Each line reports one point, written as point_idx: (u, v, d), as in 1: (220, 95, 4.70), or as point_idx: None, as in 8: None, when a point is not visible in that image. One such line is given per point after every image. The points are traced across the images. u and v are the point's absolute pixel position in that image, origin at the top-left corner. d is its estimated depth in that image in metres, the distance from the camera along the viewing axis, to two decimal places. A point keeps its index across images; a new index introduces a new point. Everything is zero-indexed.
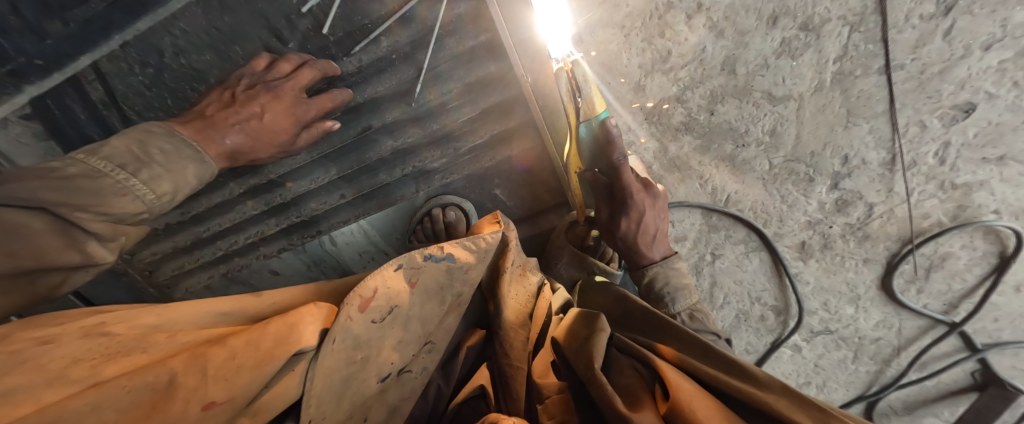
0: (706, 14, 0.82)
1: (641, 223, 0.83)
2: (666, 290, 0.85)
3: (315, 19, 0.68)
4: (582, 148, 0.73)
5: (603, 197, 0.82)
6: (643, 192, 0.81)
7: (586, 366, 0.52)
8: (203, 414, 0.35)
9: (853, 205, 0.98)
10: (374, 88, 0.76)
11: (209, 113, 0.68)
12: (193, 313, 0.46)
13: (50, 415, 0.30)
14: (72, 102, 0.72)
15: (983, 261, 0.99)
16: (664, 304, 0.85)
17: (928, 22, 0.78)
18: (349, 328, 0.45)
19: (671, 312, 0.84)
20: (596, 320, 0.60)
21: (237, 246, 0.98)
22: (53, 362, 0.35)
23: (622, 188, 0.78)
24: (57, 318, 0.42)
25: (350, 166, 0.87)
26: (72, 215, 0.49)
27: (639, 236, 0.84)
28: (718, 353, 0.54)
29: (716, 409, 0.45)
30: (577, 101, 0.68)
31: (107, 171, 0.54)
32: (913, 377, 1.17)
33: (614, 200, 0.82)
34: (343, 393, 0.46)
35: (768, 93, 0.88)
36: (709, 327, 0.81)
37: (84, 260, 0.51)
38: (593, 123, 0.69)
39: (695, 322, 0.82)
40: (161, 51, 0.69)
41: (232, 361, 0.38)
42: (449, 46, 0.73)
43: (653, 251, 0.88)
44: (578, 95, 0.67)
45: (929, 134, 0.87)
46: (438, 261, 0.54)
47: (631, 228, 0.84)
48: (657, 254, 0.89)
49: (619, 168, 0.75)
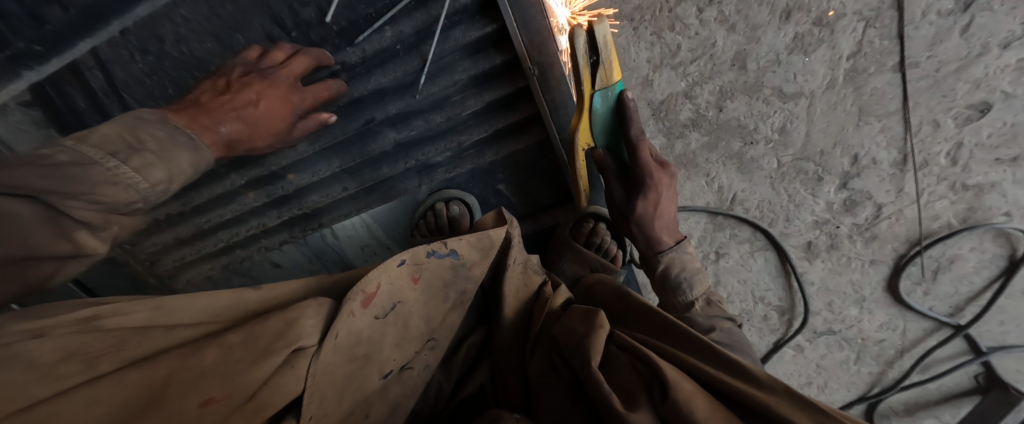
0: (717, 7, 0.79)
1: (657, 205, 0.83)
2: (682, 276, 0.86)
3: (319, 8, 0.66)
4: (596, 121, 0.72)
5: (617, 178, 0.83)
6: (660, 170, 0.80)
7: (583, 363, 0.50)
8: (200, 411, 0.35)
9: (861, 206, 0.96)
10: (378, 79, 0.75)
11: (202, 101, 0.65)
12: (190, 306, 0.45)
13: (47, 411, 0.31)
14: (70, 89, 0.70)
15: (991, 264, 0.97)
16: (680, 292, 0.86)
17: (946, 18, 0.75)
18: (352, 323, 0.44)
19: (687, 299, 0.86)
20: (594, 316, 0.58)
21: (238, 237, 0.98)
22: (45, 356, 0.34)
23: (639, 167, 0.78)
24: (50, 308, 0.41)
25: (353, 158, 0.85)
26: (63, 203, 0.45)
27: (655, 220, 0.85)
28: (719, 353, 0.52)
29: (713, 411, 0.43)
30: (597, 63, 0.66)
31: (97, 158, 0.49)
32: (914, 379, 1.18)
33: (626, 181, 0.83)
34: (345, 390, 0.45)
35: (778, 90, 0.86)
36: (723, 314, 0.83)
37: (74, 250, 0.48)
38: (608, 93, 0.70)
39: (710, 307, 0.84)
40: (162, 39, 0.67)
41: (231, 357, 0.38)
42: (455, 37, 0.71)
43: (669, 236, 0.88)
44: (597, 54, 0.65)
45: (942, 133, 0.86)
46: (442, 257, 0.52)
47: (648, 211, 0.84)
48: (667, 242, 0.88)
49: (635, 143, 0.75)
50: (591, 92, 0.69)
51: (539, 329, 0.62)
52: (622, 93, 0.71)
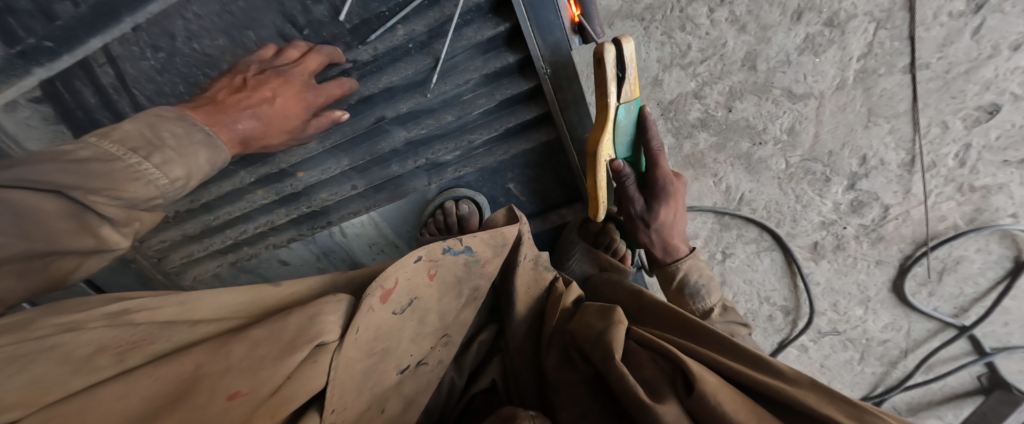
0: (728, 8, 0.79)
1: (675, 212, 0.84)
2: (701, 282, 0.87)
3: (331, 5, 0.66)
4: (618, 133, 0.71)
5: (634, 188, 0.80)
6: (675, 179, 0.82)
7: (604, 357, 0.50)
8: (227, 405, 0.35)
9: (868, 206, 0.96)
10: (388, 77, 0.74)
11: (219, 98, 0.65)
12: (214, 301, 0.46)
13: (80, 401, 0.31)
14: (81, 85, 0.70)
15: (997, 266, 0.97)
16: (699, 298, 0.86)
17: (957, 20, 0.75)
18: (371, 318, 0.44)
19: (706, 305, 0.86)
20: (612, 312, 0.57)
21: (246, 235, 0.97)
22: (79, 349, 0.35)
23: (659, 176, 0.78)
24: (80, 303, 0.42)
25: (362, 156, 0.85)
26: (86, 198, 0.45)
27: (672, 226, 0.86)
28: (741, 349, 0.52)
29: (741, 403, 0.43)
30: (623, 79, 0.65)
31: (119, 154, 0.49)
32: (918, 379, 1.18)
33: (644, 190, 0.83)
34: (364, 384, 0.45)
35: (788, 90, 0.86)
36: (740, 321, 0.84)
37: (97, 245, 0.48)
38: (631, 107, 0.69)
39: (727, 314, 0.85)
40: (173, 35, 0.67)
41: (256, 351, 0.38)
42: (467, 36, 0.71)
43: (682, 244, 0.89)
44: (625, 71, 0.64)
45: (950, 135, 0.86)
46: (456, 254, 0.52)
47: (666, 218, 0.84)
48: (681, 249, 0.89)
49: (655, 154, 0.76)
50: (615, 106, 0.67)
51: (554, 327, 0.62)
52: (642, 108, 0.72)
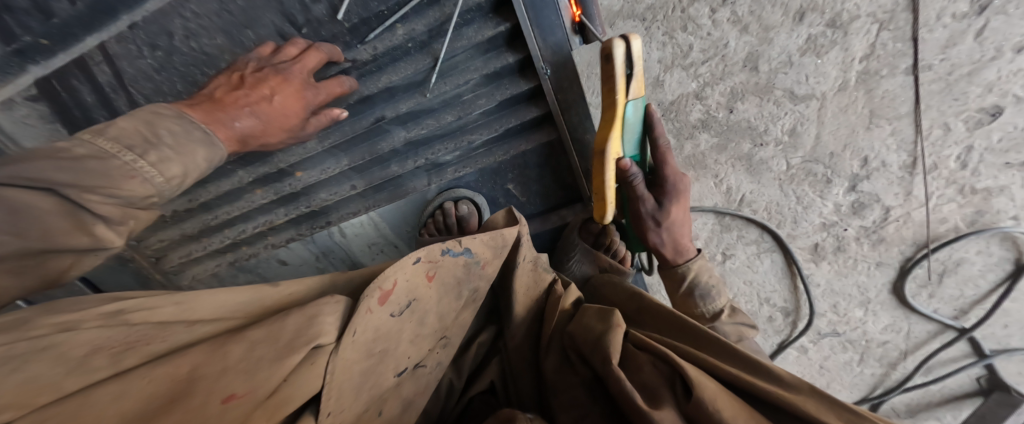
0: (730, 8, 0.79)
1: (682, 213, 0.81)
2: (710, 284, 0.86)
3: (330, 4, 0.65)
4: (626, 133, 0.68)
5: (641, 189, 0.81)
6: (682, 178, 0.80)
7: (603, 361, 0.50)
8: (223, 408, 0.35)
9: (869, 208, 0.96)
10: (388, 77, 0.74)
11: (217, 96, 0.64)
12: (212, 303, 0.45)
13: (73, 402, 0.31)
14: (78, 83, 0.70)
15: (997, 268, 0.97)
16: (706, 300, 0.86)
17: (960, 21, 0.74)
18: (370, 320, 0.43)
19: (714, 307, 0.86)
20: (610, 314, 0.57)
21: (245, 234, 0.96)
22: (73, 349, 0.34)
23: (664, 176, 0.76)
24: (77, 302, 0.42)
25: (362, 156, 0.85)
26: (81, 196, 0.44)
27: (680, 229, 0.82)
28: (740, 353, 0.52)
29: (740, 409, 0.43)
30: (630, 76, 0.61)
31: (115, 152, 0.49)
32: (918, 381, 1.18)
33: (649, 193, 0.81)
34: (362, 386, 0.45)
35: (790, 92, 0.85)
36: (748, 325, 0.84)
37: (93, 244, 0.47)
38: (639, 105, 0.66)
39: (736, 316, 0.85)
40: (171, 34, 0.66)
41: (253, 353, 0.37)
42: (468, 35, 0.70)
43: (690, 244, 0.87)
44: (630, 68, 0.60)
45: (952, 137, 0.85)
46: (456, 255, 0.51)
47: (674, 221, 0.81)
48: (690, 251, 0.87)
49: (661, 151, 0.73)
50: (624, 103, 0.64)
51: (553, 329, 0.61)
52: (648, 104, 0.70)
